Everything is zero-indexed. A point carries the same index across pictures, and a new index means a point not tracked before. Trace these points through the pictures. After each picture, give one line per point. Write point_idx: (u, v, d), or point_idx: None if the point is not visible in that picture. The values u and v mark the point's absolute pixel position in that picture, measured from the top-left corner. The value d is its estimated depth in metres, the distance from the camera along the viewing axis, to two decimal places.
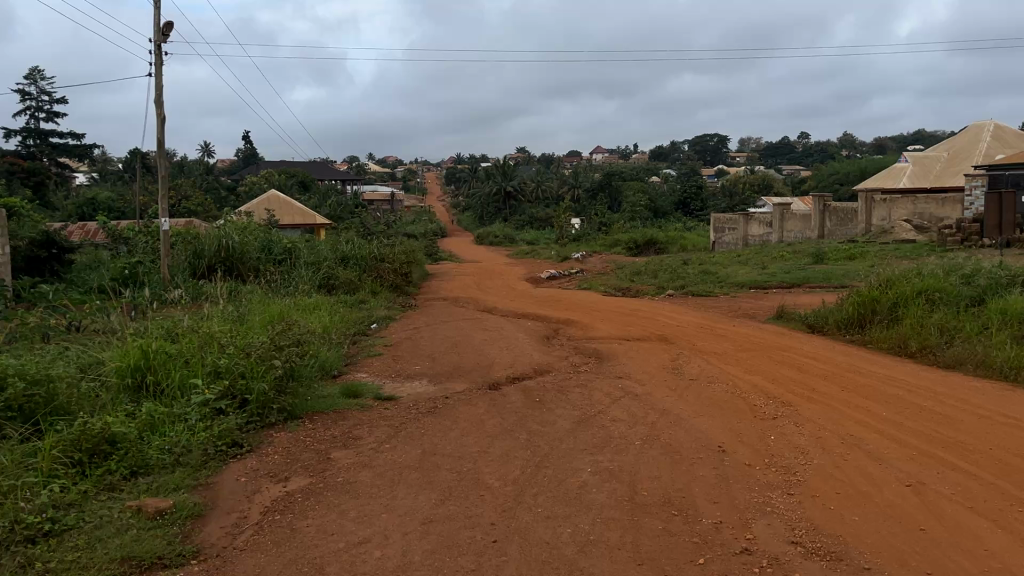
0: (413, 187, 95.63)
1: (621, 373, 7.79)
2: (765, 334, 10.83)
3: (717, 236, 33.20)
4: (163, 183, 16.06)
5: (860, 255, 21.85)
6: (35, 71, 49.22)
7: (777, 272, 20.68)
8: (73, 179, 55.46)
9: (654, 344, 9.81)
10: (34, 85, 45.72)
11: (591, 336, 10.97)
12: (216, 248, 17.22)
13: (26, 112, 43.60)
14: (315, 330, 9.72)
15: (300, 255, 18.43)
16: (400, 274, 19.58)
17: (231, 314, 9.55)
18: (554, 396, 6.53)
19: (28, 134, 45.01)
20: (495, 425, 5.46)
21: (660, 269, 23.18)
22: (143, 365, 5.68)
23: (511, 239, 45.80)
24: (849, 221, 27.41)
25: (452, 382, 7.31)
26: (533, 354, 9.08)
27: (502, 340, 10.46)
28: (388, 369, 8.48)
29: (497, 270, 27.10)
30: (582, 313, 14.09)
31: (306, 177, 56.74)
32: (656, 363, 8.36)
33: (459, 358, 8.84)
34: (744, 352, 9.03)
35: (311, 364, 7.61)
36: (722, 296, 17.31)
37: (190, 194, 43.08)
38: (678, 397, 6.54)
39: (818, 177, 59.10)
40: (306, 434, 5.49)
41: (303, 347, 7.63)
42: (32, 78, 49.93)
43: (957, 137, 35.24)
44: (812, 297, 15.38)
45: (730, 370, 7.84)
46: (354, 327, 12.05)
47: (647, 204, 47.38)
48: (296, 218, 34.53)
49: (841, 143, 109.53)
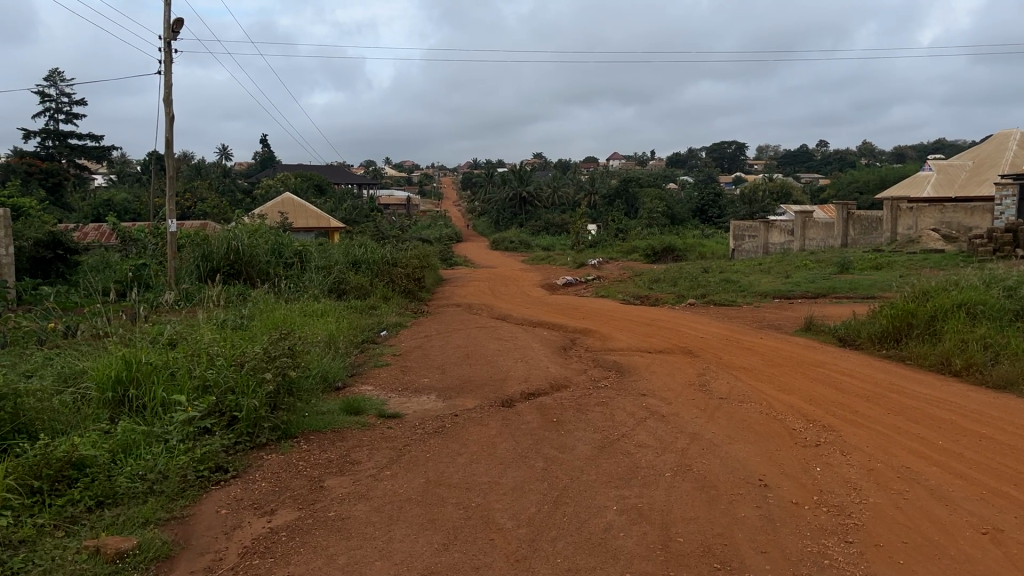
0: (429, 192, 95.51)
1: (645, 390, 7.24)
2: (794, 347, 10.24)
3: (737, 244, 32.55)
4: (172, 184, 15.66)
5: (886, 265, 21.20)
6: (56, 74, 49.44)
7: (801, 282, 20.07)
8: (91, 181, 55.58)
9: (678, 358, 9.25)
10: (54, 86, 45.82)
11: (610, 347, 10.40)
12: (225, 251, 16.79)
13: (44, 114, 43.70)
14: (319, 339, 9.25)
15: (311, 259, 18.01)
16: (413, 279, 19.12)
17: (232, 322, 9.10)
18: (572, 416, 6.00)
19: (47, 135, 45.07)
20: (508, 450, 4.94)
21: (680, 276, 22.62)
22: (124, 378, 5.22)
23: (526, 244, 45.33)
24: (873, 230, 26.75)
25: (463, 398, 6.77)
26: (549, 367, 8.54)
27: (517, 350, 9.94)
28: (395, 381, 7.97)
29: (513, 276, 26.65)
30: (600, 322, 13.56)
31: (322, 181, 56.58)
32: (682, 379, 7.81)
33: (470, 370, 8.30)
34: (775, 368, 8.44)
35: (310, 376, 7.11)
36: (744, 306, 16.73)
37: (205, 197, 42.87)
38: (708, 419, 5.99)
39: (837, 186, 58.32)
40: (299, 457, 4.98)
41: (302, 357, 7.15)
42: (53, 80, 50.09)
43: (983, 145, 34.47)
44: (839, 308, 14.78)
45: (762, 389, 7.27)
46: (362, 334, 11.57)
47: (664, 210, 46.79)
48: (309, 222, 34.19)
49: (861, 152, 108.55)
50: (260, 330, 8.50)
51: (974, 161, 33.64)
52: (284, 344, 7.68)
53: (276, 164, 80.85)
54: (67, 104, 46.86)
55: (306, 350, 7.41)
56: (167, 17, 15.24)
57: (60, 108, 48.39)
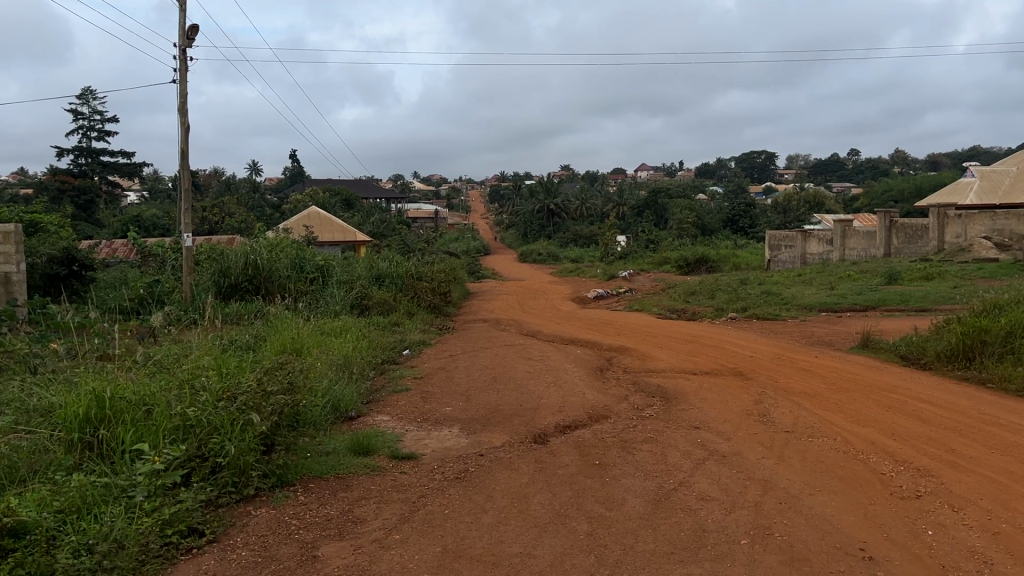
0: (457, 205, 95.07)
1: (697, 421, 6.34)
2: (856, 368, 9.24)
3: (772, 254, 31.38)
4: (187, 196, 15.03)
5: (938, 276, 20.04)
6: (89, 92, 49.67)
7: (847, 294, 18.99)
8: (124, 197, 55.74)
9: (729, 382, 8.31)
10: (87, 104, 45.95)
11: (652, 368, 9.47)
12: (243, 266, 16.13)
13: (75, 132, 43.73)
14: (334, 362, 8.47)
15: (333, 274, 17.30)
16: (439, 294, 18.33)
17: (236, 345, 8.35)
18: (616, 456, 5.14)
19: (80, 152, 45.15)
20: (544, 507, 4.09)
21: (717, 288, 21.60)
22: (93, 417, 4.45)
23: (555, 257, 44.47)
24: (919, 238, 25.57)
25: (490, 433, 5.95)
26: (585, 393, 7.66)
27: (549, 372, 9.09)
28: (415, 410, 7.15)
29: (543, 289, 25.83)
30: (636, 339, 12.62)
31: (350, 194, 56.18)
32: (737, 408, 6.90)
33: (498, 397, 7.44)
34: (839, 394, 7.49)
35: (315, 407, 6.33)
36: (789, 320, 15.71)
37: (233, 212, 42.58)
38: (778, 460, 5.10)
39: (870, 195, 56.77)
40: (293, 512, 4.16)
41: (306, 385, 6.36)
42: (86, 97, 50.40)
43: None
44: (896, 323, 13.70)
45: (832, 420, 6.35)
46: (382, 354, 10.78)
47: (694, 220, 45.76)
48: (335, 236, 33.63)
49: (894, 160, 106.45)
50: (268, 356, 7.72)
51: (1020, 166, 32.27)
52: (288, 369, 6.92)
53: (305, 179, 80.86)
54: (100, 121, 46.97)
55: (309, 379, 6.60)
56: (182, 23, 14.66)
57: (93, 126, 48.59)
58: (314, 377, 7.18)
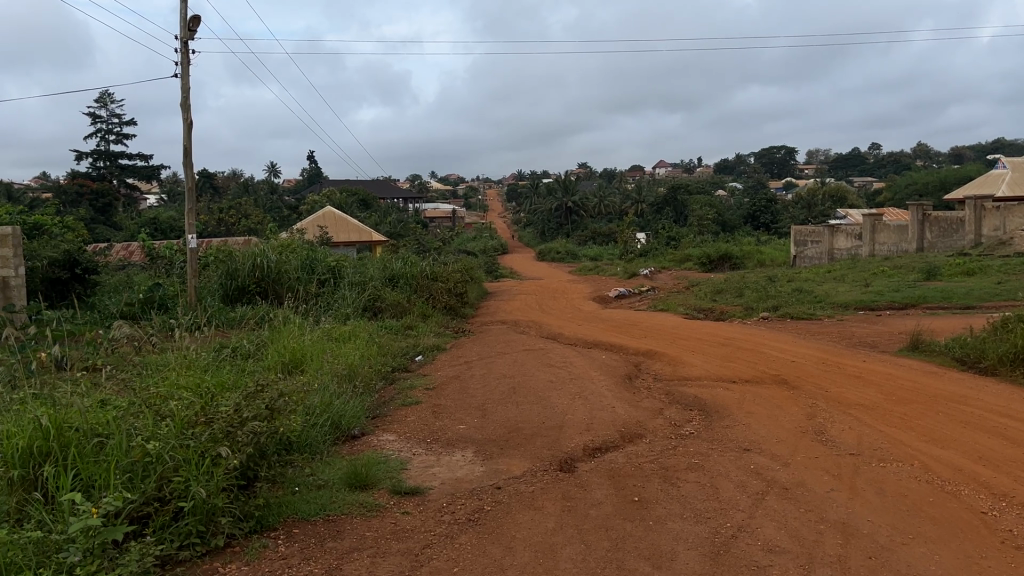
0: (474, 204, 94.34)
1: (745, 442, 5.53)
2: (912, 373, 8.40)
3: (798, 250, 30.32)
4: (191, 196, 14.31)
5: (979, 271, 19.10)
6: (106, 95, 49.42)
7: (883, 291, 18.03)
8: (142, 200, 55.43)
9: (774, 392, 7.51)
10: (104, 108, 45.61)
11: (686, 376, 8.63)
12: (251, 268, 15.43)
13: (93, 134, 43.38)
14: (340, 371, 7.73)
15: (344, 275, 16.60)
16: (454, 295, 17.56)
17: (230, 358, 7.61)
18: (658, 490, 4.34)
19: (98, 155, 44.81)
20: (576, 566, 3.31)
21: (744, 286, 20.66)
22: (35, 452, 3.70)
23: (574, 255, 43.61)
24: (954, 232, 24.55)
25: (508, 457, 5.18)
26: (615, 407, 6.84)
27: (573, 381, 8.32)
28: (424, 428, 6.41)
29: (563, 289, 25.02)
30: (664, 342, 11.77)
31: (366, 195, 55.57)
32: (790, 424, 6.07)
33: (517, 412, 6.67)
34: (902, 405, 6.63)
35: (308, 429, 5.60)
36: (825, 320, 14.80)
37: (249, 213, 42.05)
38: (852, 494, 4.29)
39: (893, 189, 55.44)
40: (268, 570, 3.40)
41: (298, 402, 5.63)
42: (104, 100, 50.18)
43: None
44: (943, 322, 12.81)
45: (903, 440, 5.52)
46: (392, 361, 10.03)
47: (714, 217, 44.83)
48: (351, 236, 32.94)
49: (916, 153, 104.78)
50: (263, 371, 7.00)
51: None
52: (281, 384, 6.19)
53: (322, 180, 80.34)
54: (117, 124, 46.62)
55: (301, 397, 5.84)
56: (183, 15, 13.97)
57: (111, 129, 48.27)
58: (311, 392, 6.45)
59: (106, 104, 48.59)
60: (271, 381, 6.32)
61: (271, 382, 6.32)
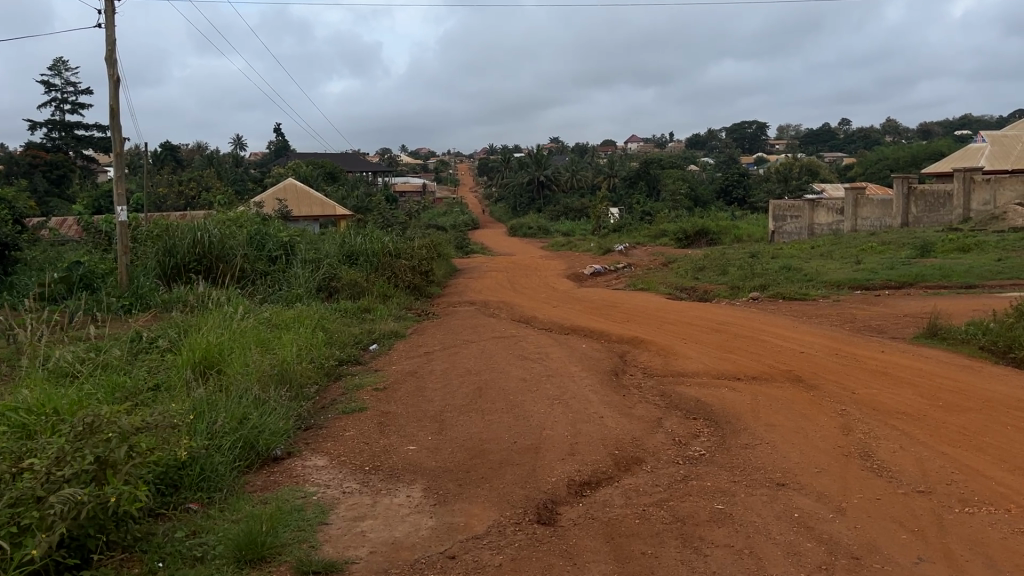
0: (445, 178, 92.47)
1: (778, 473, 4.25)
2: (945, 367, 7.23)
3: (776, 225, 29.13)
4: (119, 163, 12.73)
5: (974, 247, 18.08)
6: (62, 63, 46.92)
7: (876, 269, 16.90)
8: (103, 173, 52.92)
9: (791, 395, 6.27)
10: (60, 76, 43.19)
11: (681, 374, 7.35)
12: (191, 244, 13.87)
13: (47, 103, 40.93)
14: (268, 370, 6.33)
15: (298, 252, 15.16)
16: (419, 273, 16.16)
17: (129, 365, 6.23)
18: (677, 564, 3.07)
19: (53, 126, 42.35)
20: None
21: (727, 262, 19.50)
22: None
23: (546, 231, 42.28)
24: (940, 206, 23.53)
25: (464, 503, 3.85)
26: (603, 417, 5.55)
27: (548, 378, 7.02)
28: (361, 449, 5.08)
29: (535, 265, 23.74)
30: (649, 328, 10.49)
31: (333, 167, 53.70)
32: (826, 444, 4.79)
33: (482, 426, 5.34)
34: (957, 415, 5.39)
35: (188, 464, 4.26)
36: (819, 301, 13.62)
37: (210, 186, 40.10)
38: (955, 570, 3.04)
39: (864, 164, 54.61)
40: None
41: (176, 429, 4.27)
42: (60, 69, 47.69)
43: None
44: (952, 304, 11.73)
45: (980, 469, 4.27)
46: (340, 354, 8.68)
47: (687, 191, 43.61)
48: (313, 210, 31.28)
49: (885, 129, 104.47)
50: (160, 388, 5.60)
51: None
52: (165, 404, 4.83)
53: (289, 153, 77.94)
54: (74, 94, 44.21)
55: (187, 423, 4.49)
56: None
57: (67, 98, 45.82)
58: (209, 409, 5.06)
59: (62, 72, 46.32)
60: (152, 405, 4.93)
61: (154, 405, 4.92)
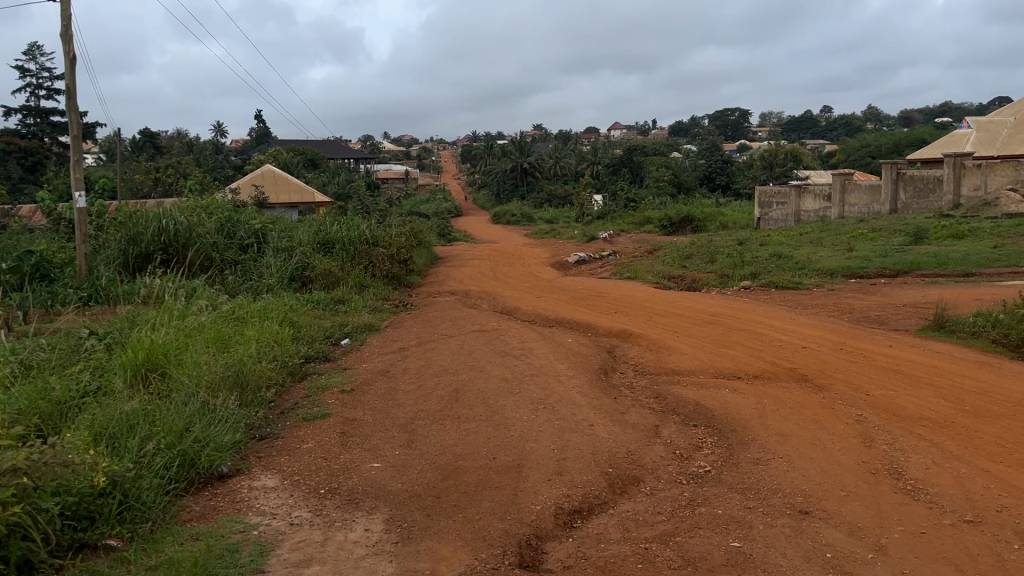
0: (428, 166, 91.36)
1: (799, 497, 3.67)
2: (962, 364, 6.68)
3: (762, 212, 28.57)
4: (76, 145, 11.91)
5: (968, 234, 17.61)
6: (36, 47, 45.49)
7: (869, 256, 16.38)
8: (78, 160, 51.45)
9: (801, 398, 5.67)
10: (33, 60, 41.81)
11: (677, 372, 6.75)
12: (156, 232, 13.03)
13: (20, 88, 39.58)
14: (219, 371, 5.65)
15: (270, 240, 14.44)
16: (397, 263, 15.49)
17: (64, 371, 5.57)
18: None
19: (27, 111, 40.93)
20: None
21: (715, 250, 18.93)
22: None
23: (529, 218, 41.59)
24: (930, 191, 23.05)
25: (429, 543, 3.25)
26: (595, 426, 4.93)
27: (532, 379, 6.40)
28: (317, 466, 4.46)
29: (518, 253, 23.09)
30: (638, 320, 9.87)
31: (314, 154, 52.66)
32: (850, 459, 4.20)
33: (458, 438, 4.71)
34: (991, 422, 4.83)
35: (107, 493, 3.61)
36: (813, 290, 13.06)
37: (187, 173, 38.99)
38: None
39: (846, 151, 54.22)
40: None
41: (86, 456, 3.64)
42: (34, 53, 46.30)
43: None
44: (953, 294, 11.23)
45: None
46: (307, 350, 8.02)
47: (671, 178, 42.93)
48: (291, 197, 30.41)
49: (866, 116, 104.33)
50: (90, 399, 4.91)
51: (1016, 118, 29.89)
52: (85, 426, 4.22)
53: (270, 140, 76.61)
54: (47, 78, 42.84)
55: (104, 448, 3.88)
56: None
57: (40, 83, 44.40)
58: (141, 424, 4.40)
59: (36, 56, 44.92)
60: (70, 422, 4.28)
61: (75, 423, 4.31)
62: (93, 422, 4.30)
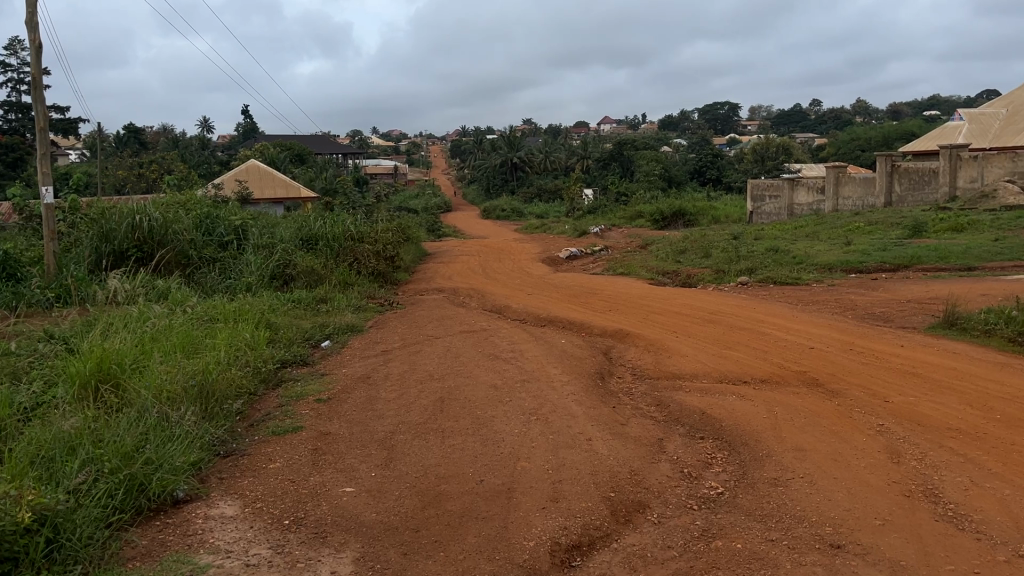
0: (417, 161, 90.63)
1: (827, 527, 3.22)
2: (982, 366, 6.27)
3: (755, 205, 28.16)
4: (43, 138, 11.35)
5: (967, 227, 17.23)
6: (18, 42, 44.59)
7: (868, 250, 15.97)
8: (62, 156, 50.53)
9: (815, 406, 5.24)
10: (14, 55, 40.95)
11: (678, 376, 6.31)
12: (129, 229, 12.45)
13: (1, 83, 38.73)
14: (180, 382, 5.16)
15: (250, 237, 13.91)
16: (384, 259, 15.00)
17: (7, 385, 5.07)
18: None
19: (7, 107, 40.05)
20: None
21: (709, 244, 18.51)
22: None
23: (519, 213, 41.10)
24: (926, 184, 22.69)
25: None
26: (593, 441, 4.46)
27: (524, 385, 5.93)
28: (283, 491, 3.99)
29: (508, 248, 22.63)
30: (633, 319, 9.42)
31: (302, 149, 51.96)
32: (878, 479, 3.76)
33: (441, 457, 4.24)
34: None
35: (34, 531, 3.12)
36: (812, 286, 12.63)
37: (173, 168, 38.27)
38: None
39: (836, 144, 53.91)
40: None
41: (11, 491, 3.18)
42: (14, 48, 45.42)
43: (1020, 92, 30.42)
44: (958, 289, 10.85)
45: None
46: (283, 354, 7.53)
47: (661, 171, 42.54)
48: (276, 193, 29.82)
49: (855, 110, 104.10)
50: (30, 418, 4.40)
51: (1008, 110, 29.58)
52: (18, 453, 3.75)
53: (257, 135, 75.79)
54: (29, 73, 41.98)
55: (34, 480, 3.41)
56: None
57: (21, 78, 43.52)
58: (82, 448, 3.90)
59: (16, 51, 44.03)
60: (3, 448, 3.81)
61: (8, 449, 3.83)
62: (29, 447, 3.83)
